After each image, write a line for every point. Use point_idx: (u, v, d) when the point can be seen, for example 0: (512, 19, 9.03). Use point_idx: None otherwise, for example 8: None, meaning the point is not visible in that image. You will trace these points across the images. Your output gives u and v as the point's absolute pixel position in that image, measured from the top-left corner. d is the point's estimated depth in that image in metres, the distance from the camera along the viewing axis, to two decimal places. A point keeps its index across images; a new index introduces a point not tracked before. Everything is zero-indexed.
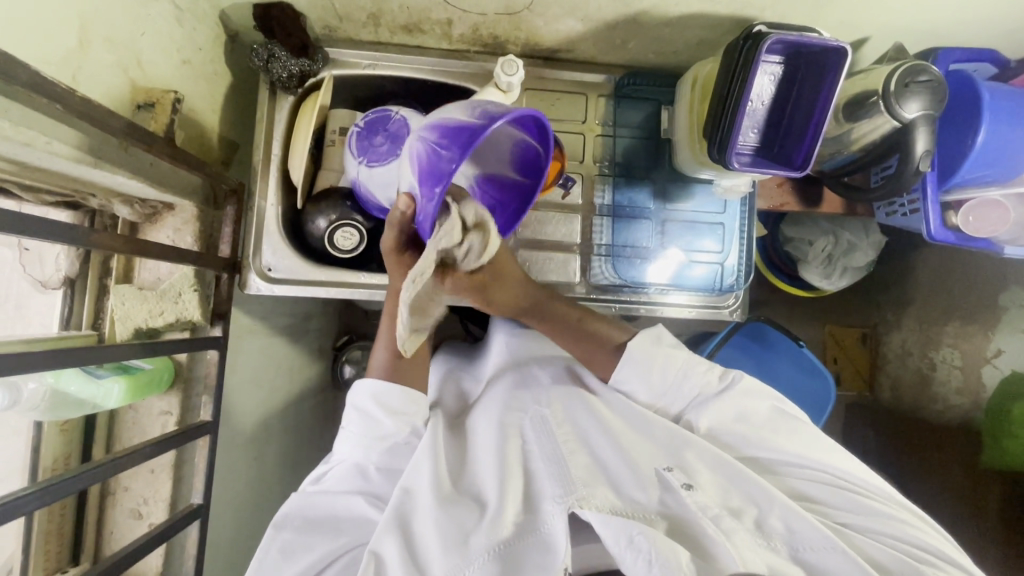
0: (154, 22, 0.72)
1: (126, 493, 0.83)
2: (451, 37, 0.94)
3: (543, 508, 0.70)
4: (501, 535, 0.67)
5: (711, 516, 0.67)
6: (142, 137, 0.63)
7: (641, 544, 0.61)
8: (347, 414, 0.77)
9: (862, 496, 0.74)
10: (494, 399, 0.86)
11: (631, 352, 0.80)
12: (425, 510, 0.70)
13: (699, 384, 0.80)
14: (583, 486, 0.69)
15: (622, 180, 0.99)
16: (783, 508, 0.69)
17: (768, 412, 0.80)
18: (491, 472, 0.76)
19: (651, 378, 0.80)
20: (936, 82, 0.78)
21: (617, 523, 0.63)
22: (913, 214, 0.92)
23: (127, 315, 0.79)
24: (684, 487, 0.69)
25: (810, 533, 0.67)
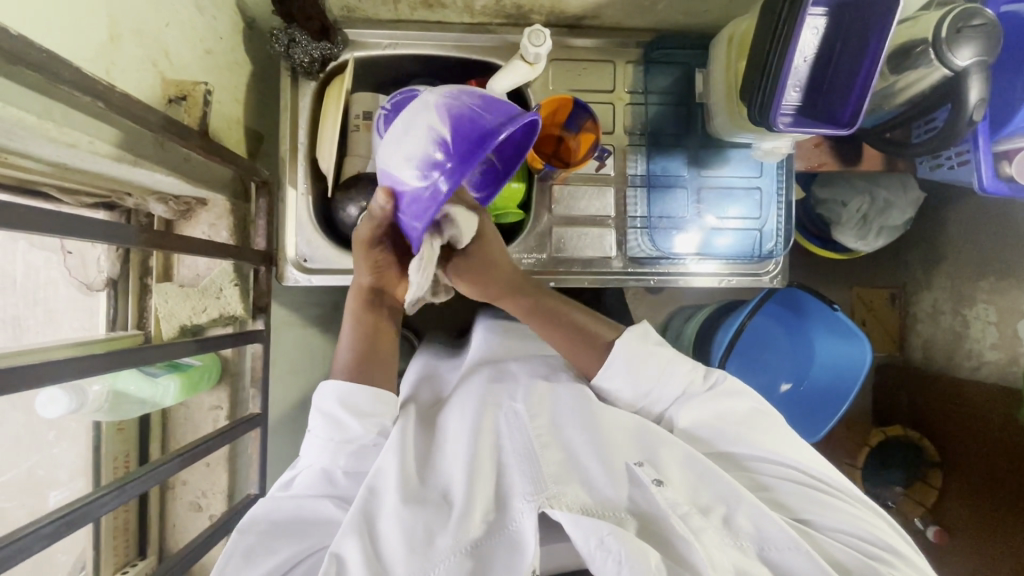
0: (177, 11, 0.70)
1: (184, 487, 0.84)
2: (472, 10, 0.92)
3: (512, 507, 0.60)
4: (470, 536, 0.58)
5: (679, 514, 0.59)
6: (179, 131, 0.63)
7: (611, 544, 0.55)
8: (313, 418, 0.67)
9: (836, 498, 0.66)
10: (462, 391, 0.75)
11: (620, 343, 0.71)
12: (389, 509, 0.60)
13: (683, 381, 0.71)
14: (554, 482, 0.60)
15: (655, 149, 0.97)
16: (750, 507, 0.60)
17: (745, 412, 0.71)
18: (448, 466, 0.66)
19: (637, 373, 0.70)
20: (991, 26, 0.74)
21: (588, 523, 0.56)
22: (961, 165, 0.89)
23: (171, 313, 0.80)
24: (653, 482, 0.61)
25: (773, 532, 0.59)
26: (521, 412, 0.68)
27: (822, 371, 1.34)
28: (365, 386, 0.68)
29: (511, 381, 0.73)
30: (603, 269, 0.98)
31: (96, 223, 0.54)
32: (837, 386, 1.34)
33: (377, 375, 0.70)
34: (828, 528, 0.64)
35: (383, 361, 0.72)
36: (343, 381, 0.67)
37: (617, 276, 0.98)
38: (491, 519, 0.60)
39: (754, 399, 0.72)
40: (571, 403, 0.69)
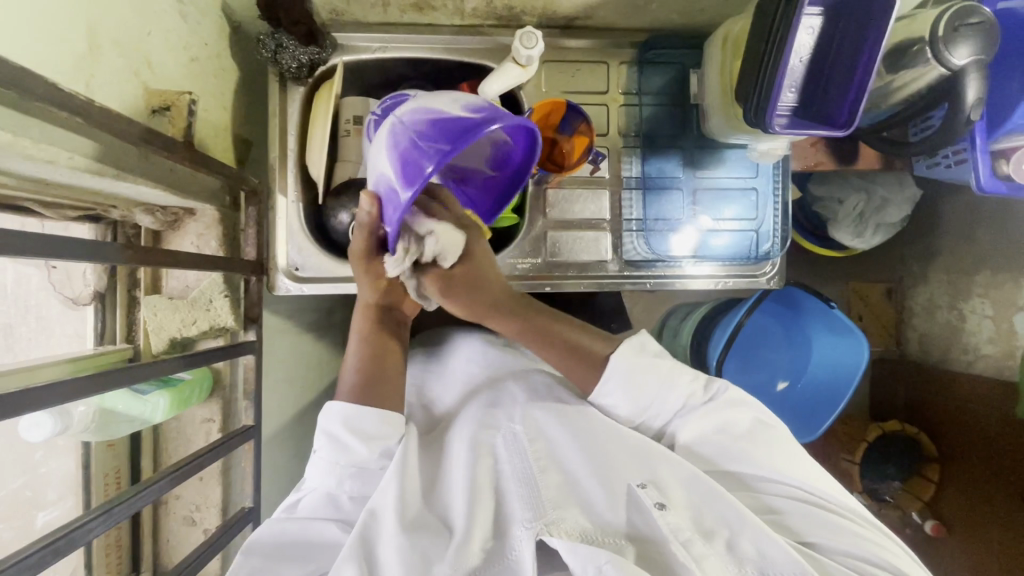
0: (158, 19, 0.68)
1: (177, 501, 0.83)
2: (462, 11, 0.90)
3: (512, 533, 0.61)
4: (468, 566, 0.58)
5: (682, 540, 0.59)
6: (162, 141, 0.61)
7: (609, 574, 0.55)
8: (319, 440, 0.67)
9: (837, 519, 0.65)
10: (463, 415, 0.76)
11: (615, 361, 0.70)
12: (387, 534, 0.59)
13: (683, 394, 0.71)
14: (553, 508, 0.62)
15: (650, 151, 0.96)
16: (755, 532, 0.60)
17: (749, 426, 0.70)
18: (448, 490, 0.67)
19: (637, 391, 0.70)
20: (988, 24, 0.73)
21: (585, 551, 0.57)
22: (957, 165, 0.89)
23: (161, 326, 0.79)
24: (655, 506, 0.61)
25: (778, 556, 0.59)
26: (521, 436, 0.70)
27: (820, 370, 1.33)
28: (374, 408, 0.68)
29: (508, 403, 0.75)
30: (598, 273, 0.97)
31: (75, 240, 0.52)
32: (835, 383, 1.33)
33: (385, 393, 0.71)
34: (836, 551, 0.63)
35: (390, 378, 0.73)
36: (349, 404, 0.67)
37: (613, 279, 0.97)
38: (490, 546, 0.61)
39: (757, 411, 0.70)
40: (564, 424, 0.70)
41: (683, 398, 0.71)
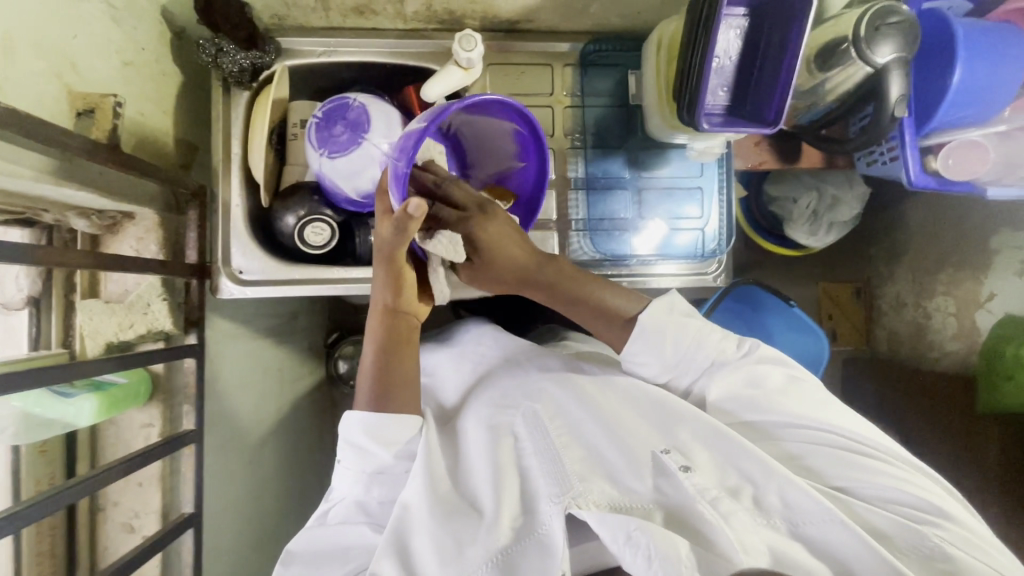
0: (85, 23, 0.69)
1: (115, 508, 0.82)
2: (405, 16, 0.91)
3: (540, 510, 0.65)
4: (498, 544, 0.64)
5: (709, 499, 0.63)
6: (82, 144, 0.61)
7: (639, 539, 0.58)
8: (342, 451, 0.71)
9: (871, 461, 0.69)
10: (480, 397, 0.80)
11: (643, 324, 0.72)
12: (420, 523, 0.66)
13: (712, 352, 0.74)
14: (579, 482, 0.65)
15: (594, 152, 0.97)
16: (782, 484, 0.64)
17: (782, 380, 0.73)
18: (474, 474, 0.72)
19: (665, 353, 0.73)
20: (908, 23, 0.75)
21: (614, 519, 0.60)
22: (893, 161, 0.89)
23: (96, 330, 0.78)
24: (680, 469, 0.65)
25: (809, 507, 0.63)
26: (539, 413, 0.74)
27: (792, 360, 1.33)
28: (387, 415, 0.70)
29: (524, 382, 0.78)
30: None
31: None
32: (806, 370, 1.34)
33: (399, 396, 0.72)
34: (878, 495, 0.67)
35: (403, 380, 0.73)
36: (364, 414, 0.70)
37: None
38: (519, 523, 0.66)
39: (787, 366, 0.73)
40: (579, 403, 0.73)
41: (715, 357, 0.74)
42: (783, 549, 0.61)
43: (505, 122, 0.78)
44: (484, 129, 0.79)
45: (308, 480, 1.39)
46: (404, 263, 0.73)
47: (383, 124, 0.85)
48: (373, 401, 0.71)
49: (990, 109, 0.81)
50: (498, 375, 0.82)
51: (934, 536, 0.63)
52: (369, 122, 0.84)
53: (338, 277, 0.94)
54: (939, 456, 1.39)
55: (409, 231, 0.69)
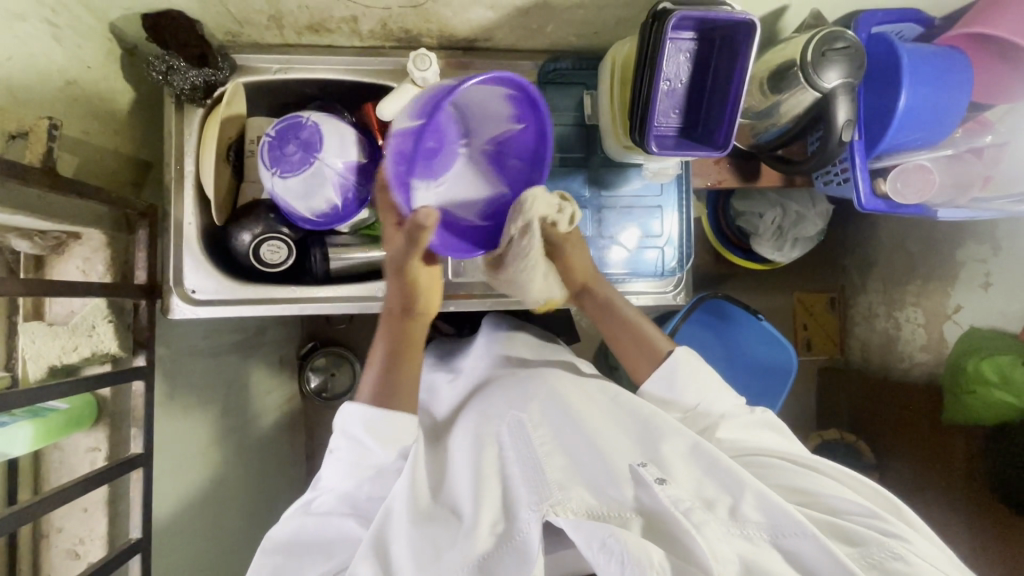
0: (19, 44, 0.67)
1: (59, 534, 0.81)
2: (361, 34, 0.90)
3: (519, 517, 0.64)
4: (477, 550, 0.63)
5: (683, 509, 0.60)
6: (10, 169, 0.59)
7: (613, 547, 0.56)
8: (335, 440, 0.69)
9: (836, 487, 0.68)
10: (470, 409, 0.82)
11: (677, 361, 0.80)
12: (398, 527, 0.65)
13: (727, 408, 0.80)
14: (557, 489, 0.64)
15: (554, 170, 0.97)
16: (757, 494, 0.62)
17: (774, 437, 0.80)
18: (457, 483, 0.72)
19: (689, 383, 0.80)
20: (854, 49, 0.75)
21: (591, 525, 0.59)
22: (845, 182, 0.90)
23: (38, 354, 0.76)
24: (656, 481, 0.62)
25: (781, 518, 0.60)
26: (524, 422, 0.75)
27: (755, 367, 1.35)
28: (389, 409, 0.69)
29: (516, 390, 0.81)
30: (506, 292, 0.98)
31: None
32: (772, 378, 1.34)
33: (403, 399, 0.72)
34: (846, 510, 0.65)
35: (407, 383, 0.73)
36: (365, 407, 0.68)
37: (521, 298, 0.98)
38: (499, 530, 0.65)
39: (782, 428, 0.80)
40: (569, 419, 0.75)
41: (729, 413, 0.80)
42: (757, 558, 0.58)
43: (499, 88, 0.69)
44: (482, 99, 0.69)
45: (276, 494, 1.37)
46: (416, 270, 0.75)
47: (337, 143, 0.85)
48: (380, 401, 0.71)
49: (938, 132, 0.82)
50: (498, 385, 0.83)
51: (897, 545, 0.59)
52: (322, 142, 0.84)
53: (295, 295, 0.93)
54: (910, 466, 1.40)
55: (421, 241, 0.70)
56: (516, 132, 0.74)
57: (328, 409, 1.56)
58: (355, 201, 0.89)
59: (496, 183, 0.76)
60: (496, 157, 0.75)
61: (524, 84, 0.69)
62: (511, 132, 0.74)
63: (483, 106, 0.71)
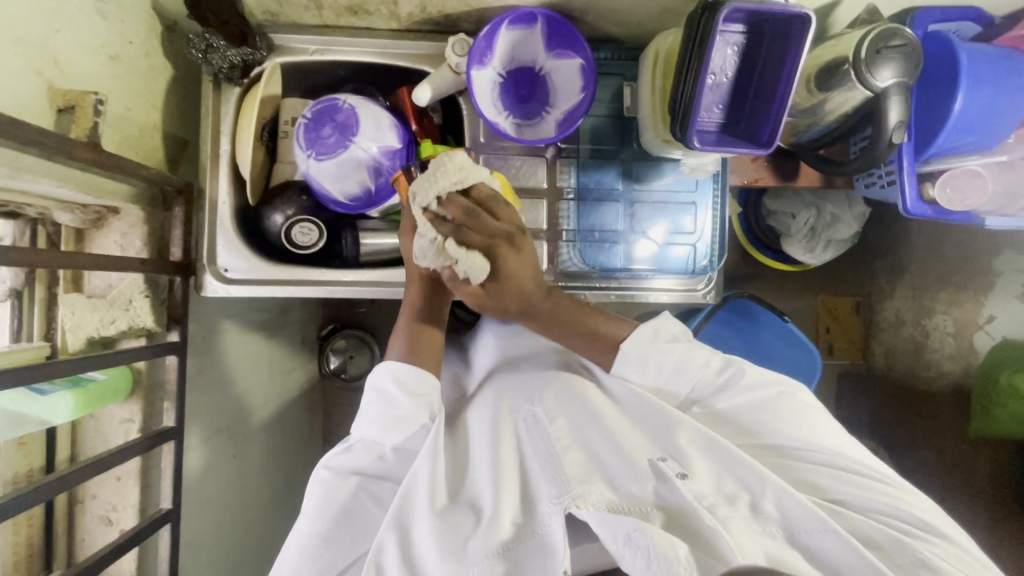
0: (69, 17, 0.68)
1: (94, 500, 0.83)
2: (399, 17, 0.89)
3: (541, 509, 0.67)
4: (501, 538, 0.65)
5: (706, 505, 0.64)
6: (58, 143, 0.60)
7: (639, 540, 0.59)
8: (367, 395, 0.75)
9: (840, 474, 0.72)
10: (487, 392, 0.85)
11: (628, 347, 0.80)
12: (421, 514, 0.67)
13: (694, 378, 0.79)
14: (579, 483, 0.66)
15: (589, 161, 0.96)
16: (776, 492, 0.66)
17: (772, 397, 0.78)
18: (477, 471, 0.74)
19: (651, 368, 0.80)
20: (911, 46, 0.72)
21: (615, 521, 0.61)
22: (891, 185, 0.87)
23: (78, 325, 0.78)
24: (678, 476, 0.66)
25: (801, 513, 0.64)
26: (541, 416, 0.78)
27: (749, 348, 1.33)
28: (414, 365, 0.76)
29: (527, 389, 0.83)
30: None
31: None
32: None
33: (429, 359, 0.79)
34: (866, 508, 0.69)
35: (432, 346, 0.81)
36: (397, 362, 0.76)
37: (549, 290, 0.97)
38: (519, 522, 0.67)
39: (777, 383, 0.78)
40: (582, 415, 0.77)
41: (702, 377, 0.79)
42: (779, 555, 0.61)
43: (574, 58, 0.88)
44: (564, 73, 0.90)
45: (294, 470, 1.40)
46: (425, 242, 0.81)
47: (373, 126, 0.85)
48: (404, 357, 0.78)
49: (993, 138, 0.79)
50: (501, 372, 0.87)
51: (920, 546, 0.64)
52: (359, 125, 0.84)
53: (325, 280, 0.94)
54: (930, 475, 1.38)
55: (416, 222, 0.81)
56: (574, 99, 0.90)
57: (348, 391, 1.58)
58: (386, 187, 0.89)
59: (540, 130, 0.91)
60: (557, 120, 0.91)
61: (592, 58, 0.87)
62: (575, 102, 0.90)
63: (555, 70, 0.90)
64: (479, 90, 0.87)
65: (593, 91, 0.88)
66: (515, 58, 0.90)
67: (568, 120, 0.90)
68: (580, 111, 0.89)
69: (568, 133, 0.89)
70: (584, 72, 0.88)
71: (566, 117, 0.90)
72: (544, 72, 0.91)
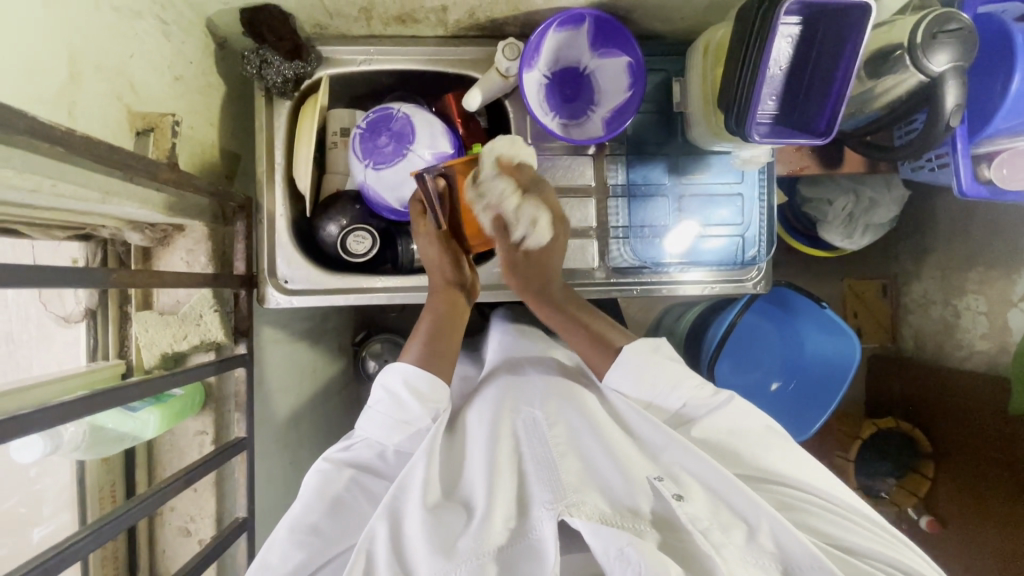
0: (140, 41, 0.69)
1: (172, 512, 0.85)
2: (446, 24, 0.90)
3: (532, 514, 0.64)
4: (491, 542, 0.61)
5: (701, 529, 0.62)
6: (146, 165, 0.61)
7: (630, 556, 0.57)
8: (375, 394, 0.75)
9: (843, 518, 0.68)
10: (484, 394, 0.82)
11: (626, 355, 0.79)
12: (413, 509, 0.65)
13: (686, 394, 0.77)
14: (573, 491, 0.63)
15: (635, 158, 0.97)
16: (774, 523, 0.62)
17: (761, 431, 0.75)
18: (470, 477, 0.70)
19: (644, 381, 0.78)
20: (966, 30, 0.73)
21: (608, 533, 0.59)
22: (941, 168, 0.89)
23: (151, 341, 0.80)
24: (674, 497, 0.64)
25: (801, 552, 0.61)
26: (539, 422, 0.74)
27: (783, 341, 1.35)
28: (428, 371, 0.75)
29: (528, 390, 0.80)
30: (587, 280, 0.98)
31: (45, 268, 0.53)
32: (810, 399, 1.32)
33: (441, 366, 0.77)
34: (866, 553, 0.65)
35: (450, 354, 0.80)
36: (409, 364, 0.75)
37: (601, 286, 0.99)
38: (512, 526, 0.64)
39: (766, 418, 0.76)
40: (583, 422, 0.74)
41: (693, 400, 0.77)
42: None
43: (620, 56, 0.89)
44: (610, 72, 0.90)
45: None
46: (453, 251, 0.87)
47: (427, 134, 0.86)
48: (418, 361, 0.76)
49: None
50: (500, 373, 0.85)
51: None
52: (414, 133, 0.85)
53: (380, 287, 0.95)
54: None
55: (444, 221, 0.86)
56: (622, 98, 0.91)
57: None
58: None
59: (590, 130, 0.92)
60: (607, 118, 0.91)
61: (639, 56, 0.88)
62: (623, 100, 0.90)
63: (602, 70, 0.91)
64: (531, 93, 0.88)
65: (642, 87, 0.89)
66: (561, 59, 0.91)
67: (618, 117, 0.90)
68: (631, 108, 0.90)
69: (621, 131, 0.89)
70: (632, 70, 0.89)
71: (615, 115, 0.91)
72: (590, 72, 0.91)
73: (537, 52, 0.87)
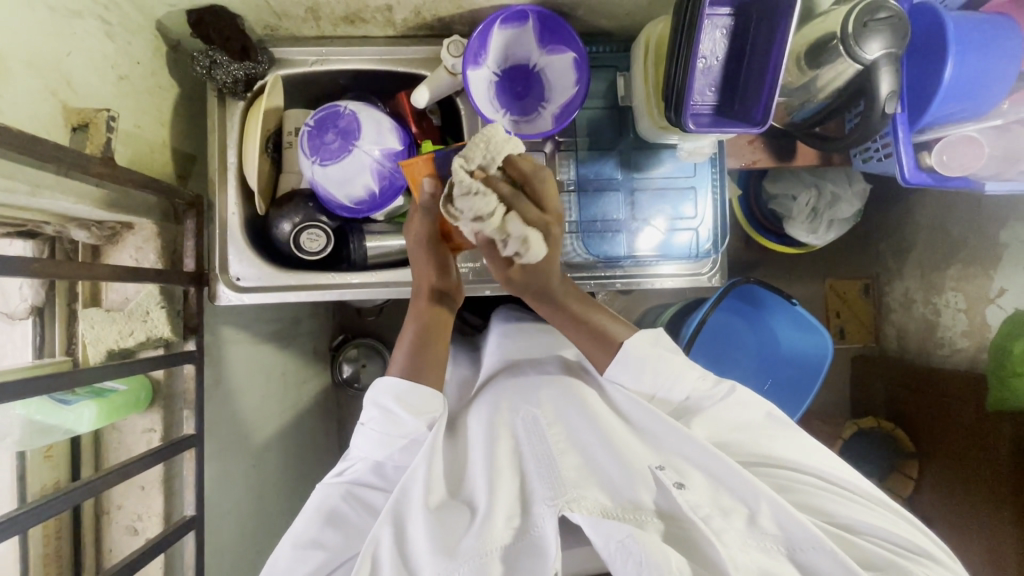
0: (79, 40, 0.71)
1: (120, 511, 0.85)
2: (395, 23, 0.91)
3: (534, 512, 0.63)
4: (492, 540, 0.61)
5: (702, 515, 0.61)
6: (75, 158, 0.62)
7: (631, 546, 0.57)
8: (368, 411, 0.71)
9: (836, 494, 0.68)
10: (483, 399, 0.80)
11: (632, 347, 0.74)
12: (416, 512, 0.64)
13: (689, 387, 0.74)
14: (572, 487, 0.63)
15: (585, 154, 0.98)
16: (773, 506, 0.61)
17: (761, 420, 0.73)
18: (472, 476, 0.69)
19: (648, 373, 0.74)
20: (896, 18, 0.74)
21: (609, 526, 0.59)
22: (886, 157, 0.88)
23: (98, 337, 0.80)
24: (674, 486, 0.63)
25: (801, 533, 0.60)
26: (538, 416, 0.73)
27: (757, 338, 1.33)
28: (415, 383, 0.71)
29: (524, 387, 0.78)
30: None
31: None
32: (790, 397, 1.31)
33: (432, 375, 0.73)
34: (864, 529, 0.65)
35: (437, 363, 0.75)
36: (398, 380, 0.71)
37: None
38: (515, 524, 0.63)
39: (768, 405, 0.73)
40: (580, 415, 0.72)
41: (696, 393, 0.74)
42: (774, 571, 0.59)
43: (567, 52, 0.89)
44: (558, 68, 0.91)
45: (309, 481, 1.40)
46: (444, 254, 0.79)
47: (373, 131, 0.87)
48: (406, 376, 0.72)
49: (985, 103, 0.79)
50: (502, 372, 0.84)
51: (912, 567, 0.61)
52: (360, 130, 0.87)
53: (334, 283, 0.96)
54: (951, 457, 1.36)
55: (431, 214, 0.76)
56: (569, 92, 0.91)
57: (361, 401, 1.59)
58: (393, 188, 0.91)
59: (535, 124, 0.93)
60: (554, 114, 0.92)
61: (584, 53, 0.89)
62: (570, 95, 0.91)
63: (550, 65, 0.91)
64: (475, 87, 0.89)
65: (587, 85, 0.89)
66: (509, 57, 0.92)
67: (563, 113, 0.91)
68: (575, 104, 0.90)
69: (562, 126, 0.91)
70: (579, 67, 0.90)
71: (562, 110, 0.91)
72: (537, 66, 0.92)
73: (480, 46, 0.88)
